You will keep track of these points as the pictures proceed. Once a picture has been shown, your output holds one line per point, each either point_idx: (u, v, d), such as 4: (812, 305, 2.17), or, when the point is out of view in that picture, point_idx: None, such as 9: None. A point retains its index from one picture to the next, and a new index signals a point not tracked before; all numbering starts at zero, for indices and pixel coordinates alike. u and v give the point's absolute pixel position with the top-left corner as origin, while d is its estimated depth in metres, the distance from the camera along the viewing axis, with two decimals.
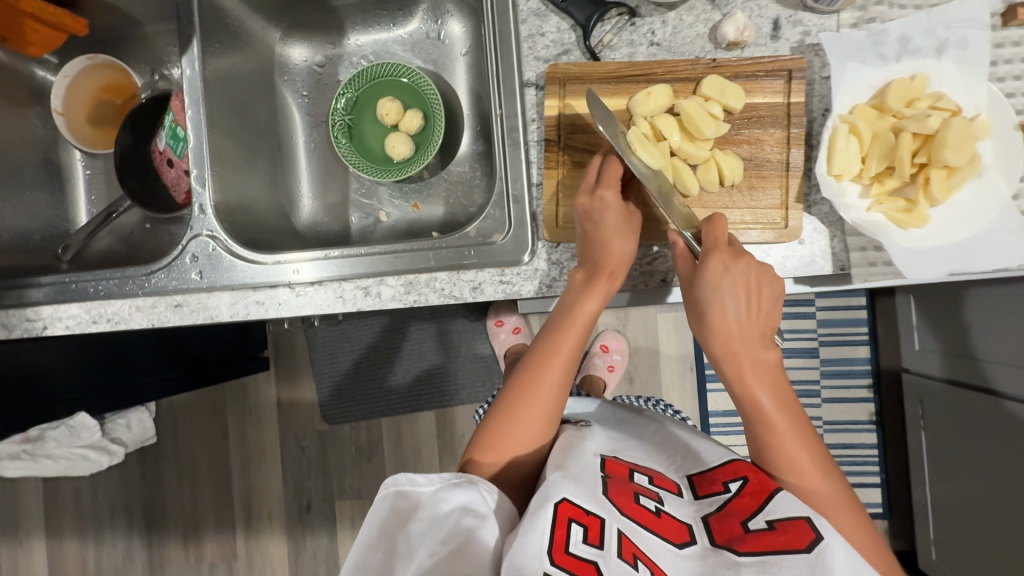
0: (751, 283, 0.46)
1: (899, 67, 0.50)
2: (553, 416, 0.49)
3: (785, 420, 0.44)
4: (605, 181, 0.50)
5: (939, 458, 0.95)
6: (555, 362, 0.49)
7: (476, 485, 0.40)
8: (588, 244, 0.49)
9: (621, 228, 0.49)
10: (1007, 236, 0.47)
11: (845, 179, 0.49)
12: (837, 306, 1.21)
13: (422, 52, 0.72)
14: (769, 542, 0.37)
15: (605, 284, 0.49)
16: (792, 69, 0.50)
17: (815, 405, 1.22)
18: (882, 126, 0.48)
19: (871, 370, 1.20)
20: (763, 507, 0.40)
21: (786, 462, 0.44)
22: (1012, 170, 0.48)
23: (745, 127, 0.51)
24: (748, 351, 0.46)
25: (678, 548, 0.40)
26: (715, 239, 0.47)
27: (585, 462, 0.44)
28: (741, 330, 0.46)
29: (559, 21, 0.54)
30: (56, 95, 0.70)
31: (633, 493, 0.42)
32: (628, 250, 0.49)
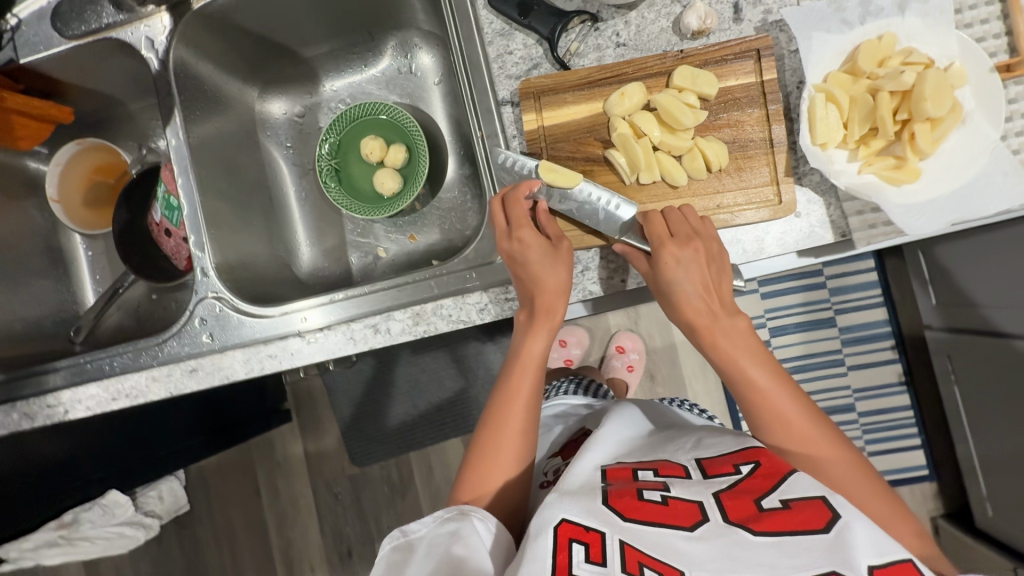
0: (704, 266, 0.48)
1: (865, 30, 0.50)
2: (522, 458, 0.49)
3: (766, 380, 0.46)
4: (517, 223, 0.52)
5: (978, 410, 0.93)
6: (513, 407, 0.49)
7: (467, 513, 0.42)
8: (522, 286, 0.51)
9: (549, 261, 0.50)
10: (1002, 178, 0.47)
11: (831, 147, 0.49)
12: (846, 272, 1.20)
13: (397, 88, 0.74)
14: (787, 523, 0.37)
15: (546, 323, 0.50)
16: (759, 48, 0.51)
17: (841, 374, 1.20)
18: (858, 89, 0.49)
19: (892, 331, 1.18)
20: (778, 487, 0.39)
21: (785, 437, 0.46)
22: (996, 112, 0.48)
23: (721, 111, 0.52)
24: (725, 335, 0.47)
25: (690, 531, 0.38)
26: (659, 232, 0.49)
27: (583, 481, 0.43)
28: (706, 306, 0.48)
29: (524, 38, 0.55)
30: (50, 184, 0.72)
31: (636, 491, 0.40)
32: (561, 282, 0.50)
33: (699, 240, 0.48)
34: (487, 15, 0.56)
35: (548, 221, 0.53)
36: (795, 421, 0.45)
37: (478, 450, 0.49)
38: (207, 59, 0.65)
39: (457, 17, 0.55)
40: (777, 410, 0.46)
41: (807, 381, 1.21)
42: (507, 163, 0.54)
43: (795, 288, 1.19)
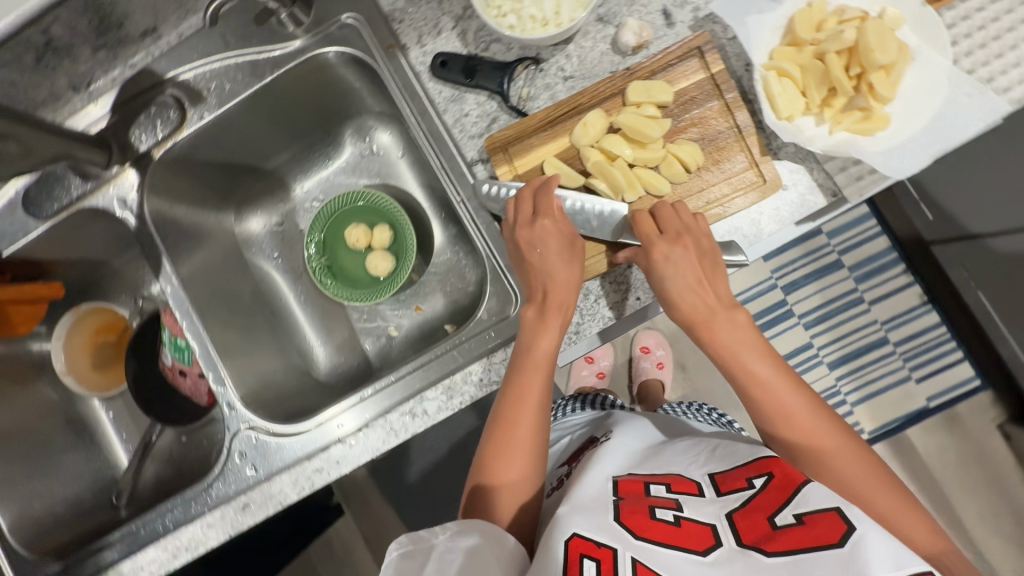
0: (696, 263, 0.48)
1: (793, 2, 0.51)
2: (534, 455, 0.51)
3: (771, 374, 0.47)
4: (543, 211, 0.51)
5: (1008, 310, 0.92)
6: (523, 407, 0.50)
7: (484, 528, 0.43)
8: (532, 274, 0.52)
9: (564, 254, 0.51)
10: (967, 101, 0.48)
11: (797, 118, 0.50)
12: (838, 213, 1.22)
13: (364, 171, 0.75)
14: (800, 539, 0.39)
15: (557, 317, 0.50)
16: (700, 46, 0.52)
17: (864, 311, 1.20)
18: (805, 58, 0.50)
19: (900, 255, 1.19)
20: (791, 500, 0.42)
21: (792, 438, 0.47)
22: (941, 42, 0.49)
23: (683, 113, 0.53)
24: (725, 332, 0.48)
25: (702, 555, 0.41)
26: (648, 232, 0.50)
27: (596, 494, 0.48)
28: (700, 301, 0.48)
29: (475, 97, 0.57)
30: (58, 358, 0.73)
31: (649, 509, 0.45)
32: (572, 277, 0.51)
33: (688, 234, 0.49)
34: (434, 86, 0.57)
35: (565, 218, 0.52)
36: (802, 419, 0.47)
37: (492, 446, 0.51)
38: (179, 201, 0.67)
39: (408, 97, 0.57)
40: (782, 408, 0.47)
41: (835, 327, 1.21)
42: (494, 192, 0.54)
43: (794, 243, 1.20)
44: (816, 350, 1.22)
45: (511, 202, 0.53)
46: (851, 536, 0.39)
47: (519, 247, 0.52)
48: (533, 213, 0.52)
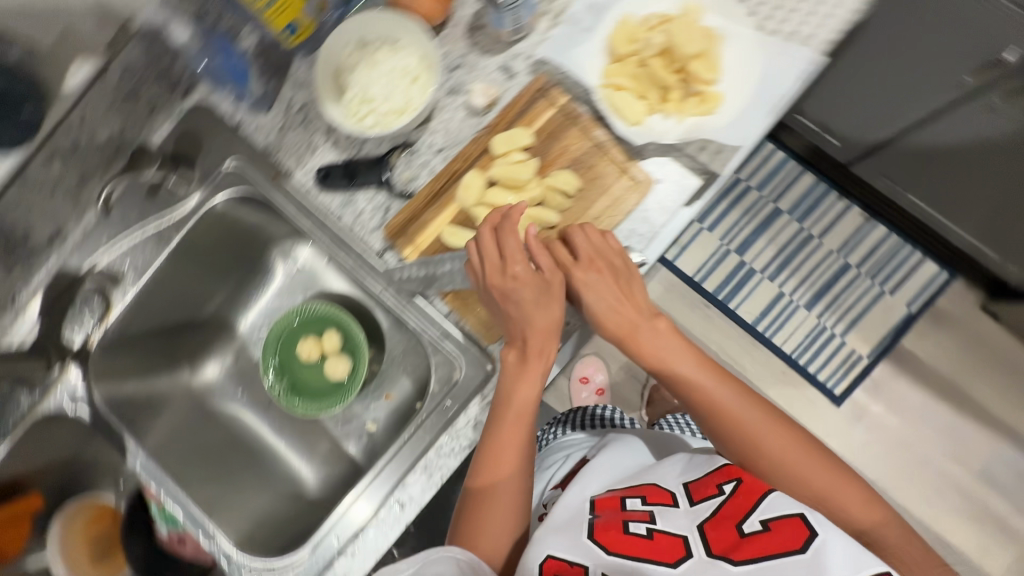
0: (610, 284, 0.53)
1: (607, 23, 0.56)
2: (518, 497, 0.55)
3: (700, 375, 0.54)
4: (510, 257, 0.52)
5: (941, 199, 0.97)
6: (506, 456, 0.53)
7: (448, 553, 0.50)
8: (510, 320, 0.53)
9: (542, 298, 0.52)
10: (782, 57, 0.53)
11: (646, 120, 0.55)
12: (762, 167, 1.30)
13: (299, 287, 0.78)
14: (764, 546, 0.46)
15: (540, 363, 0.53)
16: (541, 88, 0.57)
17: (818, 245, 1.26)
18: (633, 69, 0.55)
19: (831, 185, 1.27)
20: (758, 508, 0.49)
21: (730, 431, 0.54)
22: (739, 18, 0.55)
23: (547, 147, 0.57)
24: (650, 342, 0.54)
25: (674, 565, 0.47)
26: (563, 263, 0.53)
27: (571, 517, 0.55)
28: (619, 318, 0.53)
29: (364, 193, 0.60)
30: (55, 564, 0.70)
31: (623, 525, 0.51)
32: (552, 321, 0.52)
33: (607, 258, 0.52)
34: (325, 196, 0.61)
35: (546, 253, 0.53)
36: (734, 412, 0.54)
37: (479, 491, 0.54)
38: (131, 376, 0.70)
39: (309, 215, 0.61)
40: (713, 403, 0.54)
41: (797, 270, 1.26)
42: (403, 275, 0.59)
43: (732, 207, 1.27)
44: (787, 295, 1.26)
45: (475, 247, 0.54)
46: (813, 540, 0.46)
47: (494, 296, 0.54)
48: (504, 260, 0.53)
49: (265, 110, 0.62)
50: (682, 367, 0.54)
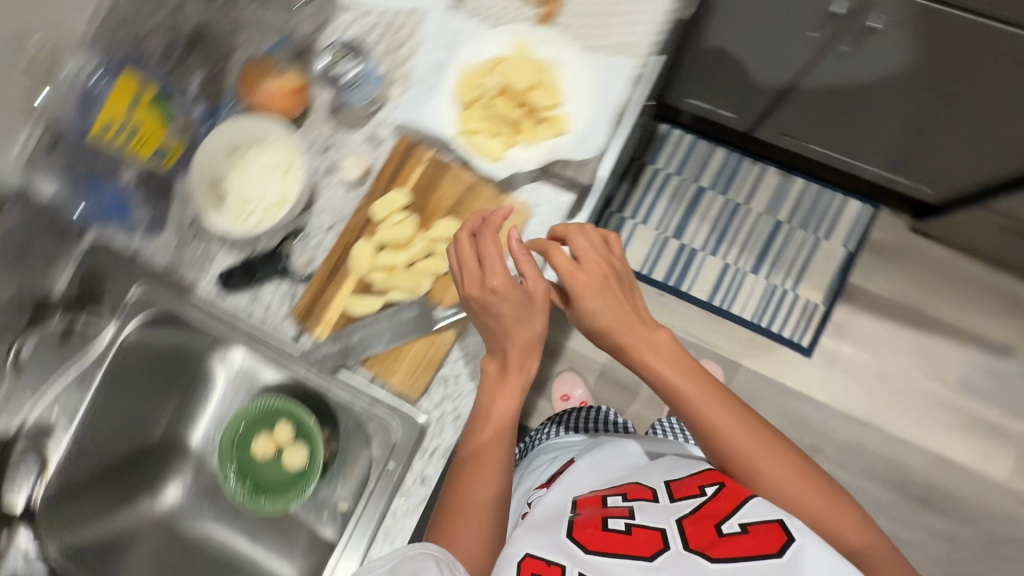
0: (615, 297, 0.56)
1: (448, 77, 0.60)
2: (492, 514, 0.52)
3: (698, 382, 0.55)
4: (489, 269, 0.52)
5: (841, 139, 1.03)
6: (484, 469, 0.53)
7: (427, 550, 0.46)
8: (492, 333, 0.54)
9: (526, 312, 0.53)
10: (610, 71, 0.59)
11: (506, 154, 0.59)
12: (681, 152, 1.45)
13: (244, 388, 0.76)
14: (741, 547, 0.45)
15: (521, 378, 0.54)
16: (406, 148, 0.61)
17: (748, 206, 1.40)
18: (482, 112, 0.59)
19: (744, 154, 1.44)
20: (737, 512, 0.49)
21: (728, 443, 0.54)
22: (564, 45, 0.60)
23: (426, 200, 0.60)
24: (647, 349, 0.56)
25: (650, 560, 0.46)
26: (563, 265, 0.55)
27: (552, 513, 0.55)
28: (617, 326, 0.56)
29: (268, 286, 0.62)
30: None
31: (602, 521, 0.51)
32: (537, 327, 0.54)
33: (608, 267, 0.56)
34: (232, 298, 0.62)
35: (529, 261, 0.53)
36: (732, 426, 0.54)
37: (450, 508, 0.52)
38: (89, 523, 0.69)
39: (219, 321, 0.62)
40: (710, 416, 0.54)
41: (735, 236, 1.39)
42: (319, 354, 0.60)
43: (665, 194, 1.42)
44: (729, 262, 1.38)
45: (454, 256, 0.54)
46: (791, 545, 0.45)
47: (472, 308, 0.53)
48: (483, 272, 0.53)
49: (159, 231, 0.63)
50: (670, 372, 0.55)
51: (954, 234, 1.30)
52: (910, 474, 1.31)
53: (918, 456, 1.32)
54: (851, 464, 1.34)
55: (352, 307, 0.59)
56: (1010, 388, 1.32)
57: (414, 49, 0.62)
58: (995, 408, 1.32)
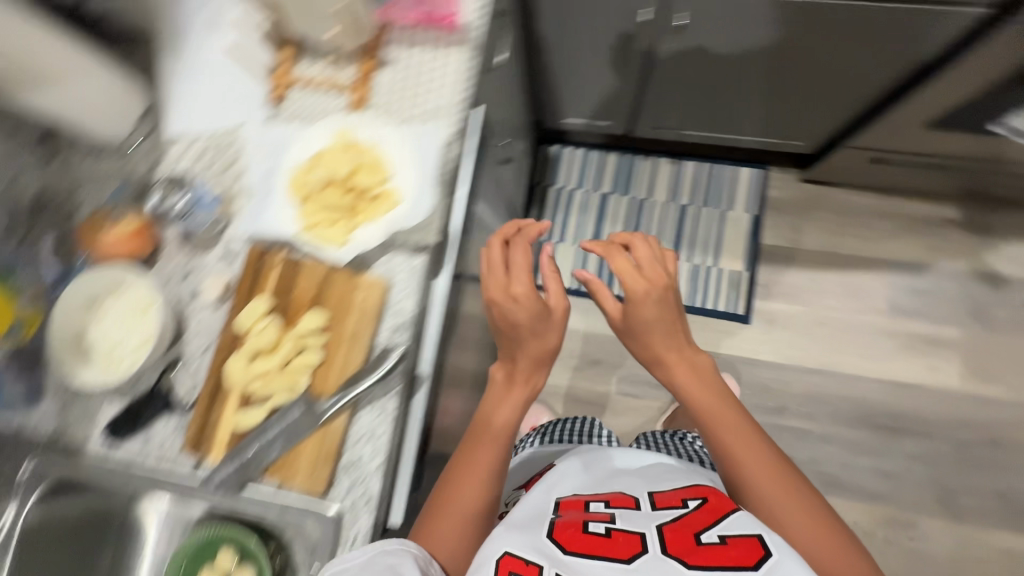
0: (666, 314, 0.71)
1: (279, 182, 0.63)
2: (475, 502, 0.63)
3: (713, 387, 0.71)
4: (514, 287, 0.67)
5: None
6: (478, 461, 0.65)
7: (404, 546, 0.54)
8: (506, 335, 0.69)
9: (542, 327, 0.68)
10: (425, 137, 0.63)
11: (350, 237, 0.62)
12: (584, 166, 1.58)
13: (174, 535, 0.69)
14: (714, 558, 0.55)
15: (518, 387, 0.70)
16: (258, 255, 0.63)
17: (652, 200, 1.53)
18: (318, 205, 0.62)
19: (642, 153, 1.57)
20: (716, 526, 0.59)
21: (725, 438, 0.67)
22: (378, 123, 0.64)
23: (287, 299, 0.62)
24: (671, 363, 0.72)
25: (627, 562, 0.56)
26: (624, 267, 0.71)
27: (525, 514, 0.64)
28: (658, 332, 0.71)
29: (158, 424, 0.62)
30: None
31: (584, 524, 0.61)
32: (547, 342, 0.68)
33: (667, 280, 0.71)
34: (125, 446, 0.62)
35: (553, 280, 0.69)
36: (733, 424, 0.68)
37: (443, 497, 0.64)
38: None
39: (116, 474, 0.61)
40: (718, 412, 0.69)
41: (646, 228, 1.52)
42: (219, 478, 0.59)
43: (576, 208, 1.56)
44: None
45: (489, 266, 0.69)
46: (766, 560, 0.54)
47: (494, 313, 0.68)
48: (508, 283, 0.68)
49: (39, 401, 0.63)
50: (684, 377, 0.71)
51: (839, 173, 1.40)
52: (862, 403, 1.39)
53: (865, 384, 1.39)
54: (816, 412, 1.40)
55: (239, 422, 0.60)
56: (928, 299, 1.41)
57: (243, 164, 0.65)
58: (921, 321, 1.40)
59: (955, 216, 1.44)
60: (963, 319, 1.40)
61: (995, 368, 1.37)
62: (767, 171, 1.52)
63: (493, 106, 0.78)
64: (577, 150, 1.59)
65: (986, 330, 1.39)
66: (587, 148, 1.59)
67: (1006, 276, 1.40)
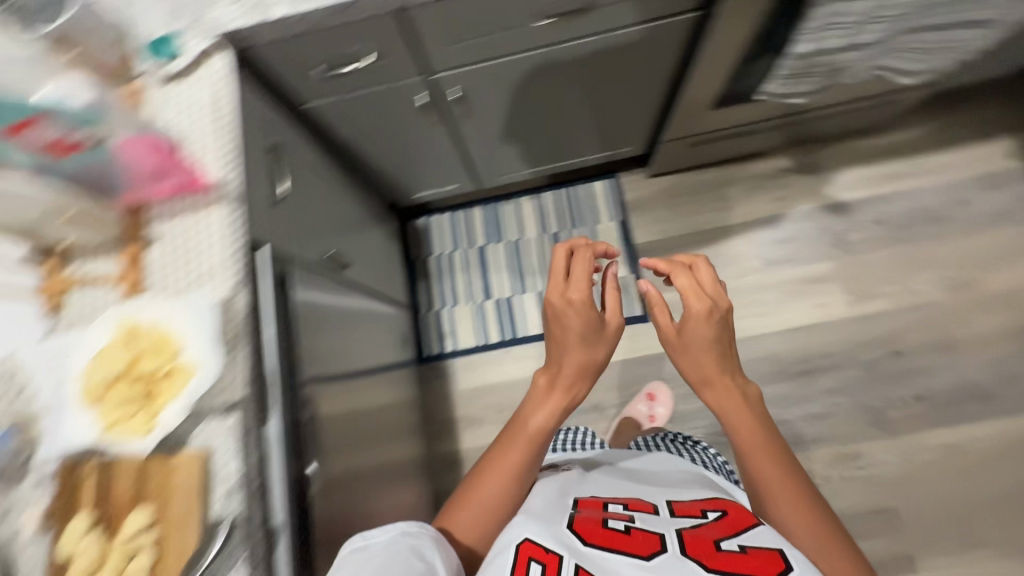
0: (719, 340, 0.75)
1: (70, 395, 0.62)
2: (501, 495, 0.74)
3: (747, 408, 0.76)
4: (567, 296, 0.74)
5: None
6: (507, 458, 0.76)
7: (425, 530, 0.64)
8: (555, 339, 0.76)
9: (594, 339, 0.75)
10: (201, 301, 0.64)
11: (154, 423, 0.61)
12: (453, 227, 1.63)
13: None
14: (734, 561, 0.60)
15: (556, 394, 0.77)
16: (70, 470, 0.60)
17: (524, 239, 1.60)
18: (113, 404, 0.61)
19: (504, 197, 1.63)
20: (737, 537, 0.65)
21: (749, 456, 0.74)
22: (153, 304, 0.64)
23: (109, 506, 0.60)
24: (719, 391, 0.76)
25: (645, 558, 0.62)
26: (689, 289, 0.75)
27: (545, 508, 0.73)
28: (704, 351, 0.75)
29: None
30: None
31: (603, 522, 0.69)
32: (593, 354, 0.77)
33: (722, 304, 0.75)
34: None
35: (612, 298, 0.78)
36: (757, 440, 0.74)
37: (471, 488, 0.75)
38: None
39: None
40: (746, 427, 0.75)
41: (525, 267, 1.58)
42: None
43: (457, 269, 1.61)
44: (540, 288, 1.56)
45: (553, 271, 0.77)
46: (786, 572, 0.58)
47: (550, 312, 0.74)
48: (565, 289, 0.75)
49: None
50: (729, 398, 0.75)
51: (673, 161, 1.50)
52: (775, 358, 1.45)
53: (770, 339, 1.46)
54: None
55: None
56: (793, 245, 1.50)
57: (32, 390, 0.63)
58: (795, 267, 1.49)
59: (788, 164, 1.55)
60: (830, 252, 1.49)
61: (872, 286, 1.46)
62: (618, 178, 1.60)
63: (279, 239, 0.81)
64: (442, 215, 1.64)
65: (852, 255, 1.48)
66: (451, 209, 1.65)
67: (850, 203, 1.51)
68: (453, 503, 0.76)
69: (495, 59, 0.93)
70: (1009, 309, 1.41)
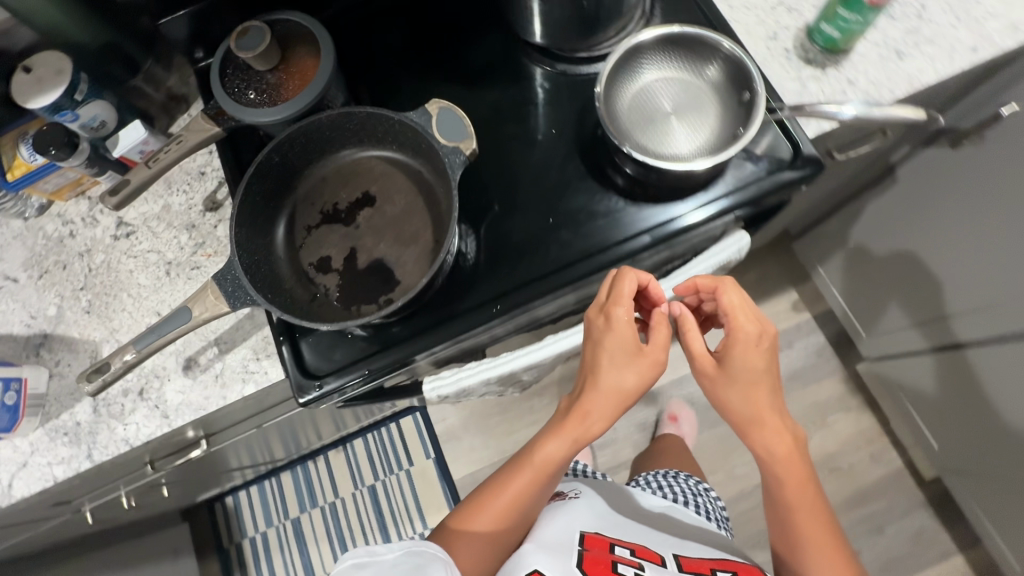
0: (772, 380, 0.60)
1: None
2: (499, 520, 0.65)
3: (795, 453, 0.62)
4: (614, 300, 0.60)
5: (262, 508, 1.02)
6: (508, 488, 0.65)
7: (428, 548, 0.57)
8: (589, 359, 0.62)
9: (631, 364, 0.60)
10: None
11: None
12: (262, 503, 1.48)
13: None
14: None
15: (569, 430, 0.62)
16: None
17: (340, 500, 1.46)
18: None
19: (311, 455, 1.50)
20: None
21: (783, 496, 0.64)
22: None
23: None
24: (764, 438, 0.61)
25: None
26: (740, 315, 0.60)
27: (557, 539, 0.70)
28: (751, 391, 0.59)
29: None
30: None
31: (613, 564, 0.66)
32: (627, 380, 0.60)
33: (775, 343, 0.60)
34: None
35: (661, 330, 0.62)
36: (798, 482, 0.63)
37: (471, 508, 0.66)
38: None
39: None
40: (790, 471, 0.62)
41: (348, 532, 1.44)
42: None
43: (274, 551, 1.44)
44: None
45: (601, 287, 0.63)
46: None
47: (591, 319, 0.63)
48: (607, 297, 0.61)
49: None
50: (777, 438, 0.60)
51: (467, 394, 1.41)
52: None
53: None
54: None
55: None
56: (611, 448, 1.37)
57: None
58: None
59: None
60: None
61: None
62: (426, 409, 1.51)
63: None
64: (250, 489, 1.49)
65: None
66: (257, 480, 1.50)
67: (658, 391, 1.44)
68: (454, 514, 0.67)
69: (134, 483, 0.81)
70: (833, 477, 1.35)
